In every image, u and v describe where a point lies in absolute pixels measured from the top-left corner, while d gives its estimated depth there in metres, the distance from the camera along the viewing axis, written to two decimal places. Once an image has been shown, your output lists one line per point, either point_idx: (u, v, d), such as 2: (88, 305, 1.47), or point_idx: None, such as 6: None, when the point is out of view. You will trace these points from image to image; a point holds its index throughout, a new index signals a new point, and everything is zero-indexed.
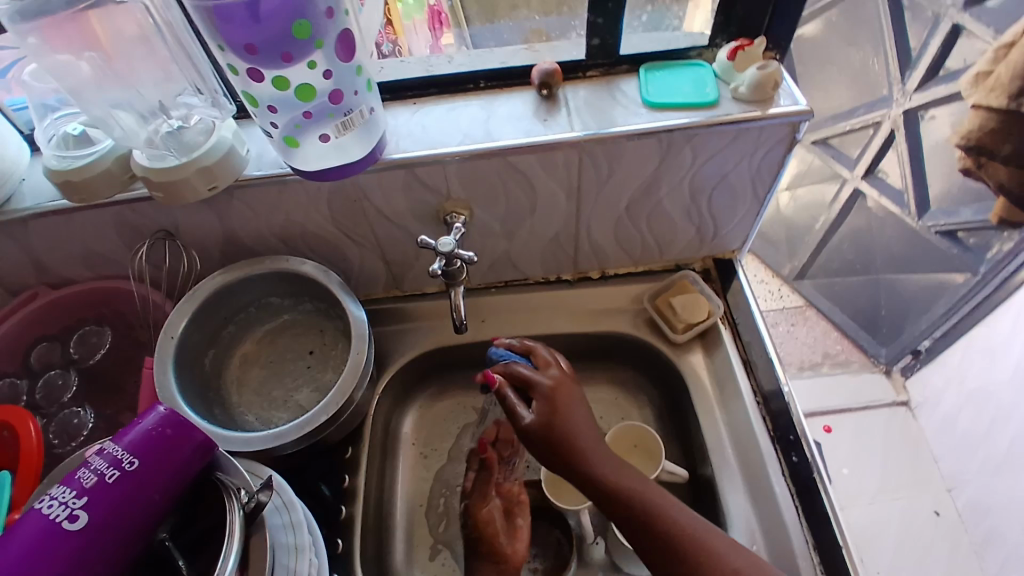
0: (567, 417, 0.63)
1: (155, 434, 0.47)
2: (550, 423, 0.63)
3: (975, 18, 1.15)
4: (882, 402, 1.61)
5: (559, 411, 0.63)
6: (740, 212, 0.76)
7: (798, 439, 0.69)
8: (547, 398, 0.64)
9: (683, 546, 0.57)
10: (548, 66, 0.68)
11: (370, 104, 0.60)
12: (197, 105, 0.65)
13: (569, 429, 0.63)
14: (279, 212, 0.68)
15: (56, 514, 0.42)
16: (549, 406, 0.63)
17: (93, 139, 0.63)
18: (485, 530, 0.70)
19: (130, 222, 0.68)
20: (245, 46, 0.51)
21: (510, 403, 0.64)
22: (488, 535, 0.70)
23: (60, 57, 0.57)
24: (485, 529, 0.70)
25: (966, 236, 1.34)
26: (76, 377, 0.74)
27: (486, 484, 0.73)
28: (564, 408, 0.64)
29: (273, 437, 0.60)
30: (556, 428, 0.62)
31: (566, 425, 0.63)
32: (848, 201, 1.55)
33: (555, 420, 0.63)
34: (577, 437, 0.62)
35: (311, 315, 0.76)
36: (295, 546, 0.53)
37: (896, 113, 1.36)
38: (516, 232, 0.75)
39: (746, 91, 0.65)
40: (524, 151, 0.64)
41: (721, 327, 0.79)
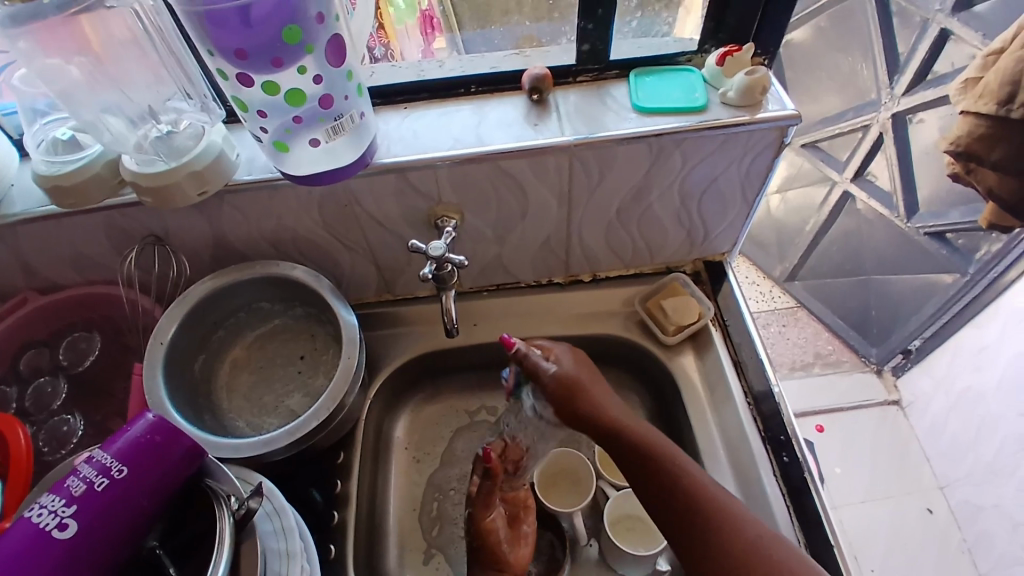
0: (587, 374, 0.68)
1: (144, 441, 0.47)
2: (571, 376, 0.67)
3: (964, 23, 1.17)
4: (873, 402, 1.62)
5: (580, 368, 0.68)
6: (730, 216, 0.77)
7: (789, 440, 0.70)
8: (568, 358, 0.69)
9: (691, 494, 0.57)
10: (538, 72, 0.68)
11: (360, 109, 0.61)
12: (186, 109, 0.64)
13: (588, 384, 0.67)
14: (270, 217, 0.68)
15: (45, 522, 0.42)
16: (570, 364, 0.68)
17: (82, 144, 0.63)
18: (487, 538, 0.67)
19: (120, 227, 0.68)
20: (235, 51, 0.51)
21: (529, 359, 0.69)
22: (491, 544, 0.66)
23: (50, 61, 0.57)
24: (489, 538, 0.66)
25: (955, 237, 1.35)
26: (65, 384, 0.74)
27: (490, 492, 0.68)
28: (584, 369, 0.69)
29: (263, 443, 0.60)
30: (570, 378, 0.67)
31: (587, 379, 0.67)
32: (838, 203, 1.57)
33: (576, 372, 0.67)
34: (588, 388, 0.67)
35: (302, 320, 0.76)
36: (287, 552, 0.53)
37: (884, 117, 1.37)
38: (508, 236, 0.75)
39: (734, 96, 0.66)
40: (515, 156, 0.65)
41: (712, 329, 0.79)
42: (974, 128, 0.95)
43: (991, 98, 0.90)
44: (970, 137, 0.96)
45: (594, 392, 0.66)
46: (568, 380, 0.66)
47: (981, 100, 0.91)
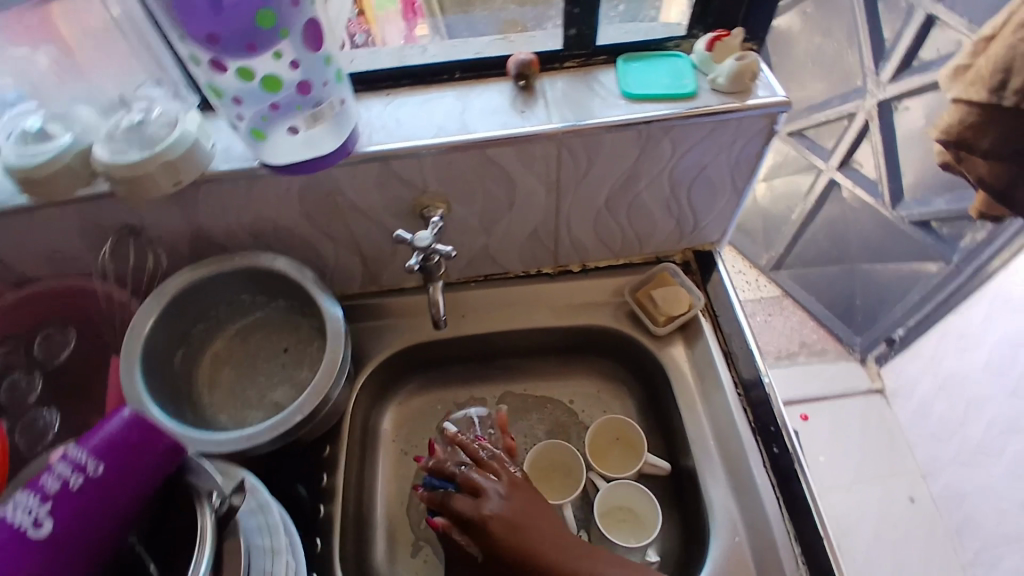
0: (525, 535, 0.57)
1: (121, 438, 0.45)
2: (506, 541, 0.57)
3: (950, 10, 1.16)
4: (857, 389, 1.64)
5: (519, 526, 0.58)
6: (719, 205, 0.76)
7: (779, 431, 0.70)
8: (504, 512, 0.58)
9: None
10: (525, 57, 0.67)
11: (341, 96, 0.59)
12: (157, 96, 0.62)
13: (530, 544, 0.57)
14: (250, 207, 0.66)
15: (20, 521, 0.40)
16: (506, 522, 0.58)
17: (52, 135, 0.59)
18: None
19: (93, 219, 0.65)
20: (206, 37, 0.49)
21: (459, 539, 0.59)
22: None
23: (18, 49, 0.58)
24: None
25: (940, 226, 1.36)
26: (41, 381, 0.72)
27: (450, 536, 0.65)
28: (525, 519, 0.58)
29: (246, 439, 0.59)
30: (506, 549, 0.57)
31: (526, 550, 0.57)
32: (823, 192, 1.57)
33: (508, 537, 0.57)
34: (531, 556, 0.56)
35: (284, 313, 0.74)
36: (271, 549, 0.52)
37: (870, 104, 1.37)
38: (495, 226, 0.74)
39: (724, 83, 0.65)
40: (501, 144, 0.63)
41: (701, 319, 0.78)
42: (966, 116, 0.95)
43: (982, 86, 0.90)
44: (961, 125, 0.96)
45: (541, 551, 0.56)
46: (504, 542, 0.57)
47: (973, 88, 0.91)
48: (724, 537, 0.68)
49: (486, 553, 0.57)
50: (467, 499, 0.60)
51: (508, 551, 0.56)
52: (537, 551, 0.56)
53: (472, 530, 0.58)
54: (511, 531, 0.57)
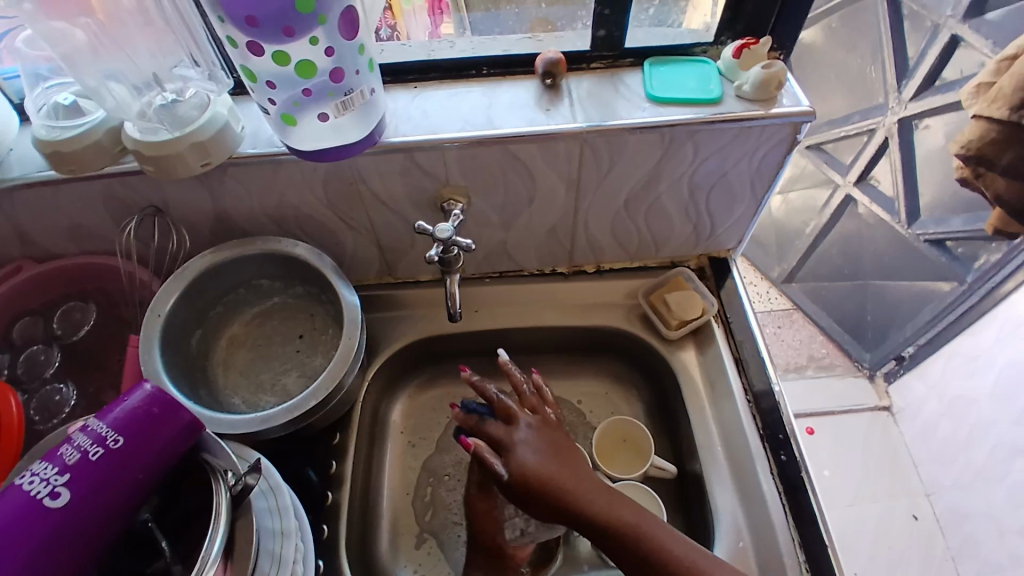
0: (549, 464, 0.60)
1: (141, 412, 0.46)
2: (528, 466, 0.59)
3: (975, 30, 1.17)
4: (864, 406, 1.63)
5: (545, 461, 0.60)
6: (737, 211, 0.76)
7: (788, 438, 0.70)
8: (530, 442, 0.62)
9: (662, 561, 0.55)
10: (554, 56, 0.67)
11: (371, 85, 0.59)
12: (193, 77, 0.63)
13: (552, 472, 0.59)
14: (273, 192, 0.67)
15: (37, 490, 0.41)
16: (534, 457, 0.60)
17: (84, 110, 0.61)
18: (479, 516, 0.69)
19: (119, 196, 0.66)
20: (246, 18, 0.50)
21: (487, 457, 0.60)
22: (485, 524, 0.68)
23: (55, 24, 0.55)
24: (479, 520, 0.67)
25: (955, 246, 1.36)
26: (59, 354, 0.73)
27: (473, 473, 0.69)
28: (552, 449, 0.62)
29: (259, 421, 0.59)
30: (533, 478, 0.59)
31: (551, 480, 0.59)
32: (839, 206, 1.56)
33: (543, 470, 0.59)
34: (556, 486, 0.58)
35: (301, 299, 0.75)
36: (281, 531, 0.53)
37: (891, 121, 1.37)
38: (513, 222, 0.75)
39: (750, 90, 0.65)
40: (525, 140, 0.64)
41: (714, 325, 0.79)
42: (987, 132, 0.95)
43: (1005, 103, 0.90)
44: (981, 141, 0.97)
45: (564, 480, 0.59)
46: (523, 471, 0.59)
47: (995, 105, 0.92)
48: (729, 540, 0.68)
49: (509, 476, 0.60)
50: (500, 425, 0.63)
51: (528, 477, 0.59)
52: (557, 480, 0.59)
53: (504, 451, 0.61)
54: (535, 458, 0.60)
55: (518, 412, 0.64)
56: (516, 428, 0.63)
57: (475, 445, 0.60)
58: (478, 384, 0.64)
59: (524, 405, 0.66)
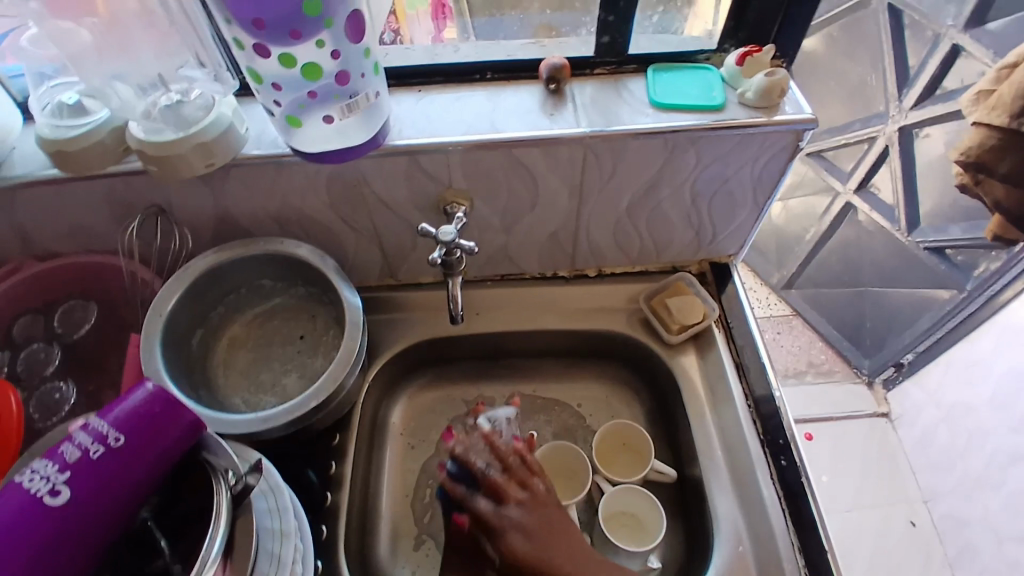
0: (541, 549, 0.58)
1: (142, 411, 0.46)
2: (519, 553, 0.58)
3: (975, 40, 1.18)
4: (862, 413, 1.63)
5: (536, 548, 0.58)
6: (739, 218, 0.77)
7: (787, 443, 0.71)
8: (521, 522, 0.60)
9: None
10: (557, 61, 0.68)
11: (376, 89, 0.59)
12: (198, 78, 0.63)
13: (551, 560, 0.58)
14: (277, 193, 0.67)
15: (38, 488, 0.41)
16: (523, 547, 0.59)
17: (88, 110, 0.61)
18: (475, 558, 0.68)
19: (122, 195, 0.66)
20: (253, 21, 0.50)
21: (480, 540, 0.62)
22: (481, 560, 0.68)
23: (61, 24, 0.57)
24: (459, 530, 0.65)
25: (954, 254, 1.36)
26: (59, 352, 0.72)
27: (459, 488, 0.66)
28: (548, 526, 0.60)
29: (260, 421, 0.59)
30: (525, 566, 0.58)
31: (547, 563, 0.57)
32: (839, 214, 1.57)
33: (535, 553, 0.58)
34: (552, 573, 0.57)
35: (303, 300, 0.75)
36: (281, 531, 0.53)
37: (892, 129, 1.38)
38: (516, 226, 0.75)
39: (752, 97, 0.65)
40: (529, 145, 0.64)
41: (714, 330, 0.79)
42: (986, 139, 0.95)
43: (1005, 111, 0.91)
44: (980, 148, 0.97)
45: (565, 562, 0.58)
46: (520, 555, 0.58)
47: (993, 112, 0.92)
48: (728, 546, 0.67)
49: (502, 561, 0.60)
50: (487, 502, 0.62)
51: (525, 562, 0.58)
52: (557, 567, 0.57)
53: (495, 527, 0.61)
54: (525, 542, 0.59)
55: (506, 488, 0.62)
56: (503, 509, 0.61)
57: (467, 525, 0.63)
58: (463, 455, 0.65)
59: (512, 477, 0.63)
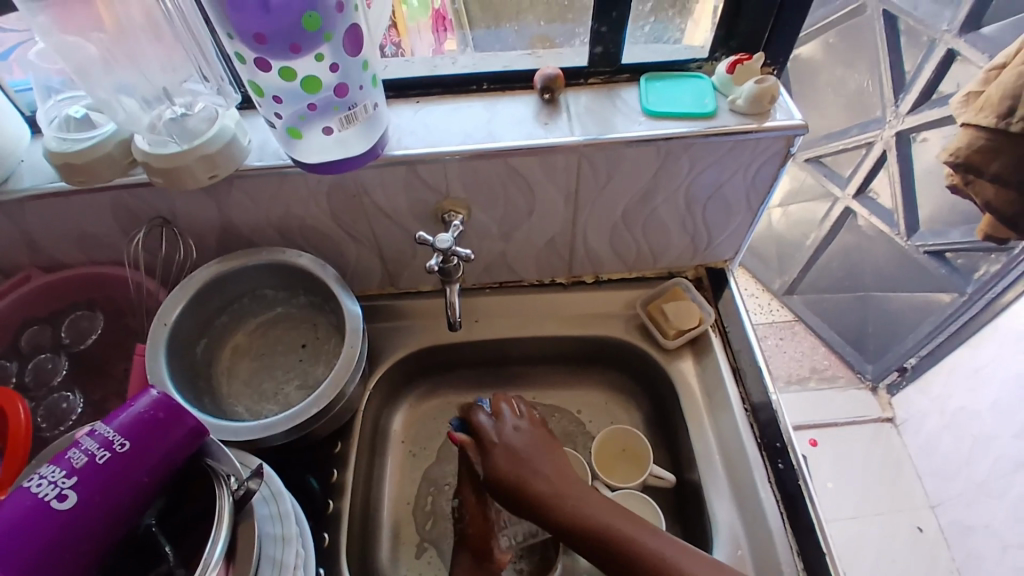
0: (522, 467, 0.66)
1: (148, 417, 0.47)
2: (505, 468, 0.66)
3: (971, 45, 1.18)
4: (868, 418, 1.62)
5: (524, 460, 0.67)
6: (734, 223, 0.77)
7: (785, 447, 0.71)
8: (513, 443, 0.68)
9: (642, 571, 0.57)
10: (552, 71, 0.69)
11: (374, 100, 0.61)
12: (202, 91, 0.66)
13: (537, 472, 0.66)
14: (279, 203, 0.69)
15: (45, 492, 0.42)
16: (514, 459, 0.67)
17: (95, 123, 0.63)
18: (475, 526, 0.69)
19: (128, 206, 0.68)
20: (254, 35, 0.52)
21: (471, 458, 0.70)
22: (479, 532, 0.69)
23: (69, 39, 0.57)
24: (472, 522, 0.69)
25: (954, 257, 1.36)
26: (66, 361, 0.74)
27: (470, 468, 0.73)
28: (535, 450, 0.68)
29: (262, 428, 0.60)
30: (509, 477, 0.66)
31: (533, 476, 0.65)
32: (839, 219, 1.58)
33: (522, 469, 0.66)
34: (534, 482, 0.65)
35: (304, 309, 0.76)
36: (282, 536, 0.53)
37: (889, 134, 1.38)
38: (513, 234, 0.76)
39: (743, 104, 0.66)
40: (525, 154, 0.65)
41: (711, 335, 0.79)
42: (975, 140, 0.96)
43: (993, 111, 0.91)
44: (969, 149, 0.98)
45: (539, 480, 0.65)
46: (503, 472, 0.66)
47: (982, 113, 0.93)
48: (726, 549, 0.68)
49: (490, 472, 0.67)
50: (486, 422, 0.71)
51: (505, 478, 0.66)
52: (534, 480, 0.65)
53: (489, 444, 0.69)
54: (513, 460, 0.67)
55: (508, 411, 0.72)
56: (496, 432, 0.70)
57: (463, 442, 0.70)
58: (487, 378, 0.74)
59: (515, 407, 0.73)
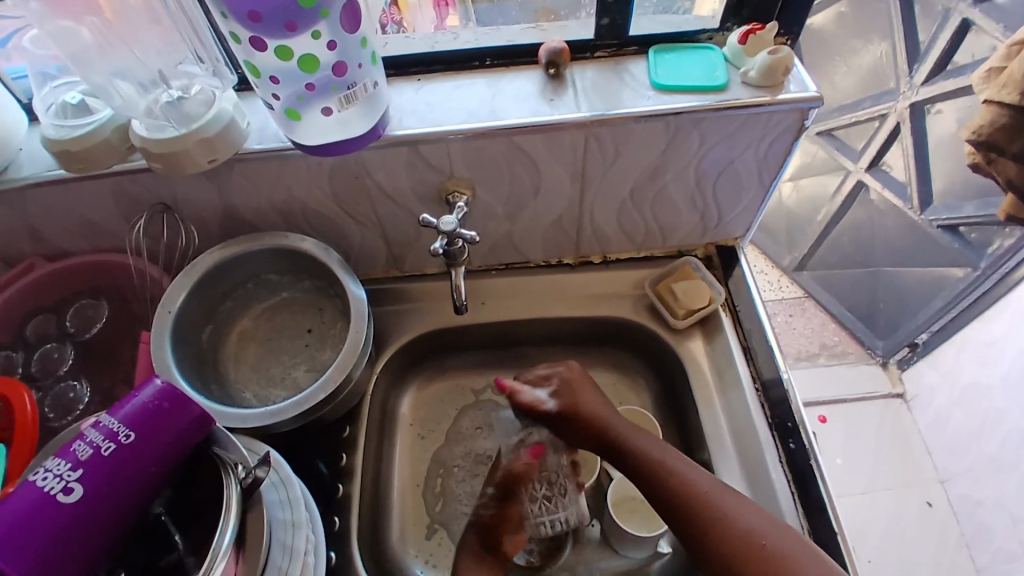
0: (601, 413, 0.67)
1: (151, 408, 0.46)
2: (584, 410, 0.67)
3: (985, 15, 1.14)
4: (876, 394, 1.61)
5: (595, 410, 0.67)
6: (744, 200, 0.76)
7: (796, 427, 0.70)
8: (581, 390, 0.69)
9: (721, 534, 0.56)
10: (556, 46, 0.67)
11: (374, 79, 0.59)
12: (197, 73, 0.63)
13: (607, 420, 0.66)
14: (280, 188, 0.68)
15: (51, 486, 0.42)
16: (587, 407, 0.68)
17: (92, 109, 0.62)
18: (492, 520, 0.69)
19: (128, 193, 0.67)
20: (249, 13, 0.50)
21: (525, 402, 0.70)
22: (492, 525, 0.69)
23: (61, 23, 0.56)
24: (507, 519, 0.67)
25: (968, 231, 1.33)
26: (72, 350, 0.74)
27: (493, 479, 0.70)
28: (591, 388, 0.70)
29: (270, 414, 0.60)
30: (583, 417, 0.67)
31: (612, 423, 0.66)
32: (851, 192, 1.54)
33: (594, 412, 0.67)
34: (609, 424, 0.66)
35: (309, 293, 0.75)
36: (292, 522, 0.53)
37: (902, 106, 1.35)
38: (519, 214, 0.74)
39: (755, 76, 0.64)
40: (530, 131, 0.63)
41: (721, 314, 0.78)
42: (997, 117, 0.93)
43: (1015, 88, 0.89)
44: (992, 127, 0.95)
45: (595, 413, 0.67)
46: (556, 412, 0.69)
47: (1004, 89, 0.90)
48: None
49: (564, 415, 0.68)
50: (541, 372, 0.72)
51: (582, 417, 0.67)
52: (608, 427, 0.66)
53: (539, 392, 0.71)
54: (589, 403, 0.68)
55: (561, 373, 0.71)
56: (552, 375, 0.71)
57: (510, 387, 0.71)
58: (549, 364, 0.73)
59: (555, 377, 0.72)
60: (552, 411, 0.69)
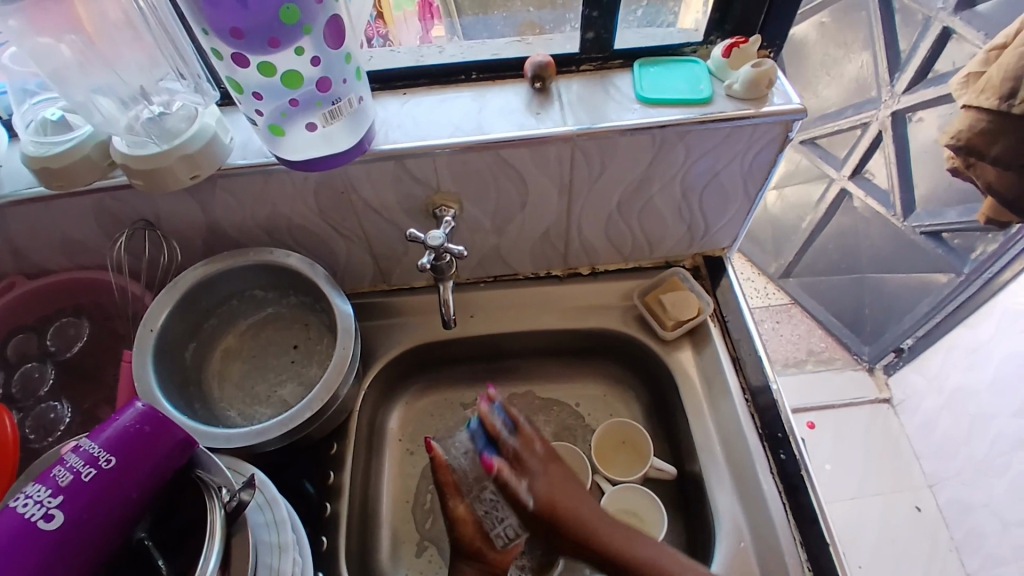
0: (573, 512, 0.64)
1: (133, 431, 0.45)
2: (557, 506, 0.65)
3: (966, 23, 1.17)
4: (863, 399, 1.63)
5: (564, 504, 0.65)
6: (730, 211, 0.76)
7: (786, 436, 0.70)
8: (546, 480, 0.66)
9: None
10: (541, 60, 0.67)
11: (359, 94, 0.59)
12: (179, 90, 0.62)
13: (577, 516, 0.64)
14: (265, 204, 0.67)
15: (31, 512, 0.41)
16: (556, 502, 0.65)
17: (72, 125, 0.61)
18: (460, 529, 0.67)
19: (110, 209, 0.66)
20: (231, 30, 0.49)
21: (509, 489, 0.65)
22: (464, 536, 0.66)
23: (41, 40, 0.55)
24: (462, 529, 0.66)
25: (951, 237, 1.35)
26: (53, 370, 0.72)
27: (450, 482, 0.67)
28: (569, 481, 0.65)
29: (255, 434, 0.59)
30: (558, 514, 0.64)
31: (586, 519, 0.64)
32: (834, 201, 1.57)
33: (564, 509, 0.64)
34: (585, 521, 0.64)
35: (296, 309, 0.74)
36: (278, 545, 0.52)
37: (884, 114, 1.37)
38: (506, 227, 0.74)
39: (740, 89, 0.64)
40: (516, 145, 0.63)
41: (710, 324, 0.78)
42: (976, 122, 0.95)
43: (994, 93, 0.90)
44: (970, 132, 0.96)
45: (571, 512, 0.64)
46: (535, 508, 0.65)
47: (983, 95, 0.92)
48: (729, 542, 0.67)
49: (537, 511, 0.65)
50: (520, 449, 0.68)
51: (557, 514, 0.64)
52: (586, 526, 0.63)
53: (518, 481, 0.65)
54: (561, 496, 0.65)
55: (525, 451, 0.67)
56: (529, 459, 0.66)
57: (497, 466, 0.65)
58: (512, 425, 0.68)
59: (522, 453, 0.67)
60: (530, 505, 0.65)
